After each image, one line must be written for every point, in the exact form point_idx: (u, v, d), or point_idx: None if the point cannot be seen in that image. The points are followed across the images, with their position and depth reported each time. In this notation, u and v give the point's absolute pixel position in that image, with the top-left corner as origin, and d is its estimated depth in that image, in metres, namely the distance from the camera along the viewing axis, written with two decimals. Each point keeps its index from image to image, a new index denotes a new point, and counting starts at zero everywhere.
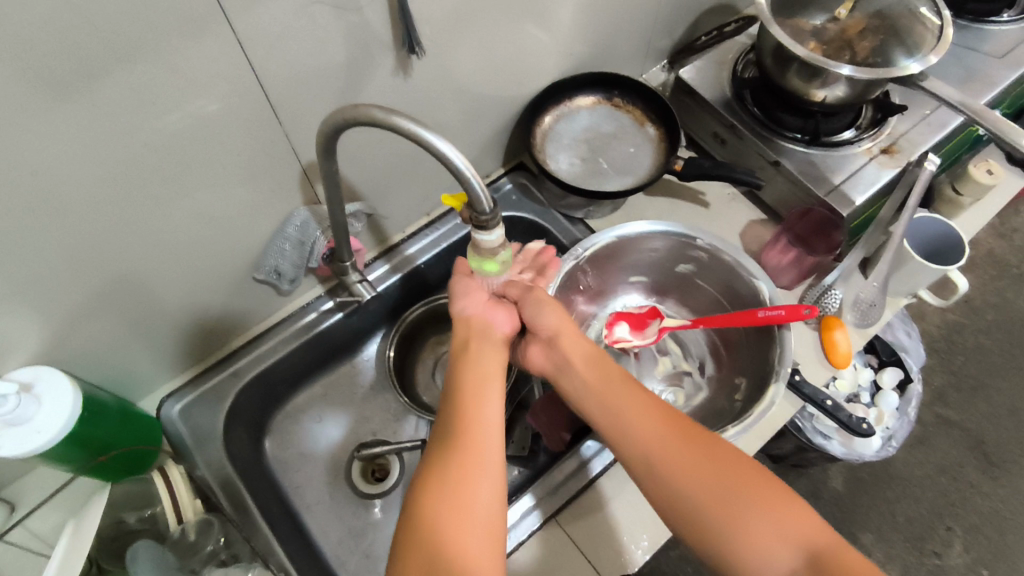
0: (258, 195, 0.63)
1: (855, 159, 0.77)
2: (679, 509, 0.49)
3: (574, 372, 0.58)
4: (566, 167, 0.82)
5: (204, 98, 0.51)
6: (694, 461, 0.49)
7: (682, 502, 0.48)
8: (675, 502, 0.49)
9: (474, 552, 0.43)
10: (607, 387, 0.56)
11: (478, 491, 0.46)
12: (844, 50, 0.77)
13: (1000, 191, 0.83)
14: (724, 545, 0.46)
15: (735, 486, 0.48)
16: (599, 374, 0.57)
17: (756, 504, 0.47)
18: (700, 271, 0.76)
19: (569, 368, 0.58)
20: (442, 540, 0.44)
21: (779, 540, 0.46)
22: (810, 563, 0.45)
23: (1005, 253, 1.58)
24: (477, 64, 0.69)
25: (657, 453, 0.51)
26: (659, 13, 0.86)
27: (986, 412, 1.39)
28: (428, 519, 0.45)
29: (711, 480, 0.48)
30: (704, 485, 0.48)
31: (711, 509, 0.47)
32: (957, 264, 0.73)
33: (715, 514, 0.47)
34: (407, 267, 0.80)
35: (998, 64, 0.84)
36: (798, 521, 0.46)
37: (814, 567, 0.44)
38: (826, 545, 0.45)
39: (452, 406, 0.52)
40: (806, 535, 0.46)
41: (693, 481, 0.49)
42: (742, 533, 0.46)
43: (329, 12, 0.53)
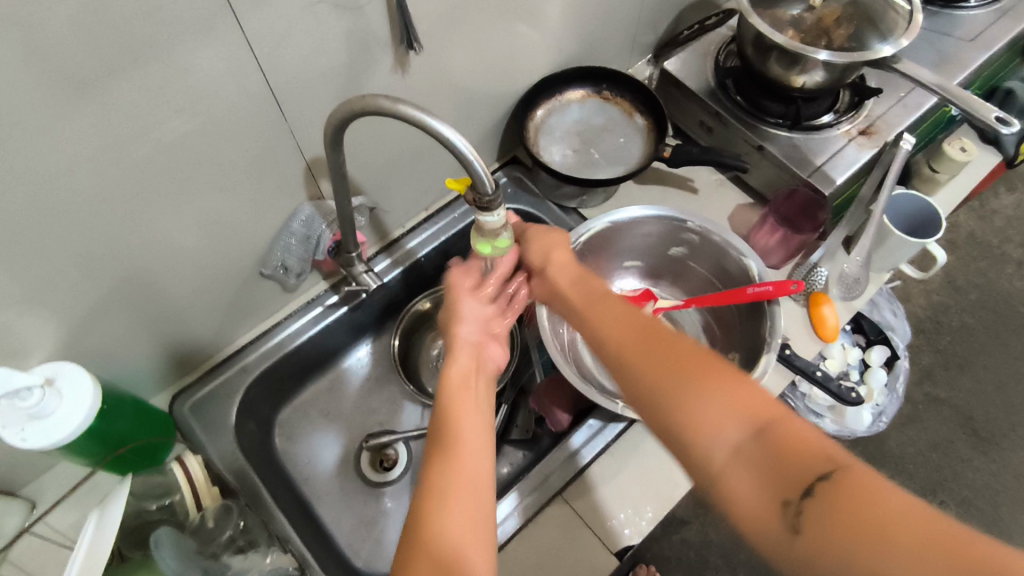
0: (265, 192, 0.65)
1: (835, 142, 0.80)
2: (635, 398, 0.47)
3: (552, 289, 0.59)
4: (559, 159, 0.84)
5: (215, 96, 0.53)
6: (645, 349, 0.48)
7: (639, 393, 0.47)
8: (632, 392, 0.47)
9: (474, 547, 0.43)
10: (579, 298, 0.56)
11: (474, 488, 0.46)
12: (821, 38, 0.81)
13: (974, 168, 0.87)
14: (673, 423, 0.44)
15: (684, 366, 0.46)
16: (577, 287, 0.57)
17: (699, 382, 0.44)
18: (692, 253, 0.79)
19: (552, 288, 0.59)
20: (445, 542, 0.43)
21: (725, 413, 0.42)
22: (755, 433, 0.41)
23: (986, 234, 1.63)
24: (471, 60, 0.72)
25: (615, 348, 0.50)
26: (643, 7, 0.89)
27: (974, 388, 1.43)
28: (431, 521, 0.44)
29: (660, 365, 0.46)
30: (652, 370, 0.47)
31: (661, 389, 0.45)
32: (934, 237, 0.77)
33: (663, 392, 0.45)
34: (408, 260, 0.83)
35: (968, 47, 0.88)
36: (746, 394, 0.43)
37: (760, 437, 0.41)
38: (772, 416, 0.42)
39: (441, 392, 0.53)
40: (752, 407, 0.42)
41: (643, 369, 0.47)
42: (688, 410, 0.43)
43: (332, 11, 0.55)
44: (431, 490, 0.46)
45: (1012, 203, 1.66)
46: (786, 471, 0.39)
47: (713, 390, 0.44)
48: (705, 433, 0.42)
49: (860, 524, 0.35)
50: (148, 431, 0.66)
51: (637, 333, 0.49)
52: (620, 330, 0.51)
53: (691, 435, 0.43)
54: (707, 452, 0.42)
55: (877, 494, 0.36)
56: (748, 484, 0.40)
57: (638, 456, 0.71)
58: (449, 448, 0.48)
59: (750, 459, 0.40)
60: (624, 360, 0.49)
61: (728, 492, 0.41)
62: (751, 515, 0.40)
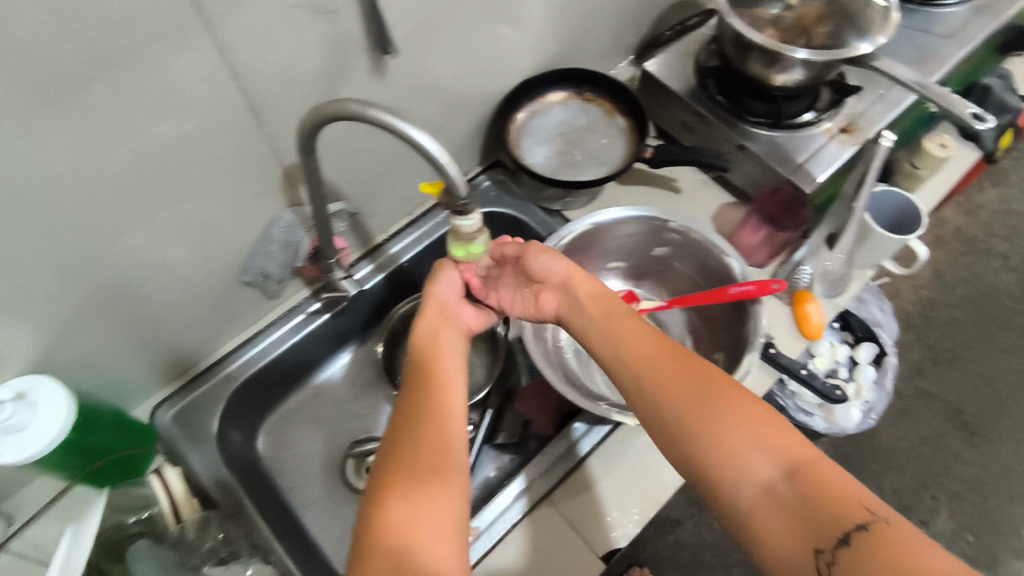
0: (243, 199, 0.64)
1: (816, 140, 0.80)
2: (667, 427, 0.48)
3: (579, 311, 0.60)
4: (542, 161, 0.84)
5: (188, 103, 0.53)
6: (678, 381, 0.49)
7: (672, 423, 0.48)
8: (664, 423, 0.49)
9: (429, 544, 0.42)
10: (607, 321, 0.57)
11: (438, 485, 0.46)
12: (800, 37, 0.81)
13: (955, 165, 0.88)
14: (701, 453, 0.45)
15: (716, 399, 0.47)
16: (602, 309, 0.59)
17: (730, 416, 0.46)
18: (675, 253, 0.79)
19: (576, 310, 0.60)
20: (398, 539, 0.43)
21: (762, 452, 0.44)
22: (788, 474, 0.42)
23: (972, 229, 1.63)
24: (450, 63, 0.71)
25: (646, 376, 0.51)
26: (624, 8, 0.89)
27: (963, 382, 1.43)
28: (385, 517, 0.44)
29: (692, 398, 0.48)
30: (684, 403, 0.48)
31: (692, 421, 0.47)
32: (916, 234, 0.77)
33: (695, 424, 0.47)
34: (392, 266, 0.82)
35: (947, 43, 0.88)
36: (780, 435, 0.44)
37: (792, 478, 0.42)
38: (807, 458, 0.43)
39: (422, 382, 0.53)
40: (786, 447, 0.43)
41: (678, 400, 0.48)
42: (719, 442, 0.45)
43: (305, 17, 0.55)
44: (396, 487, 0.45)
45: (997, 198, 1.67)
46: (819, 514, 0.40)
47: (744, 423, 0.45)
48: (741, 470, 0.43)
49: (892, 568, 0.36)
50: (127, 443, 0.66)
51: (669, 362, 0.51)
52: (650, 358, 0.52)
53: (725, 470, 0.44)
54: (738, 490, 0.43)
55: (911, 547, 0.37)
56: (779, 524, 0.41)
57: (625, 458, 0.70)
58: (420, 446, 0.48)
59: (782, 498, 0.41)
60: (658, 389, 0.50)
61: (757, 530, 0.42)
62: (778, 552, 0.40)
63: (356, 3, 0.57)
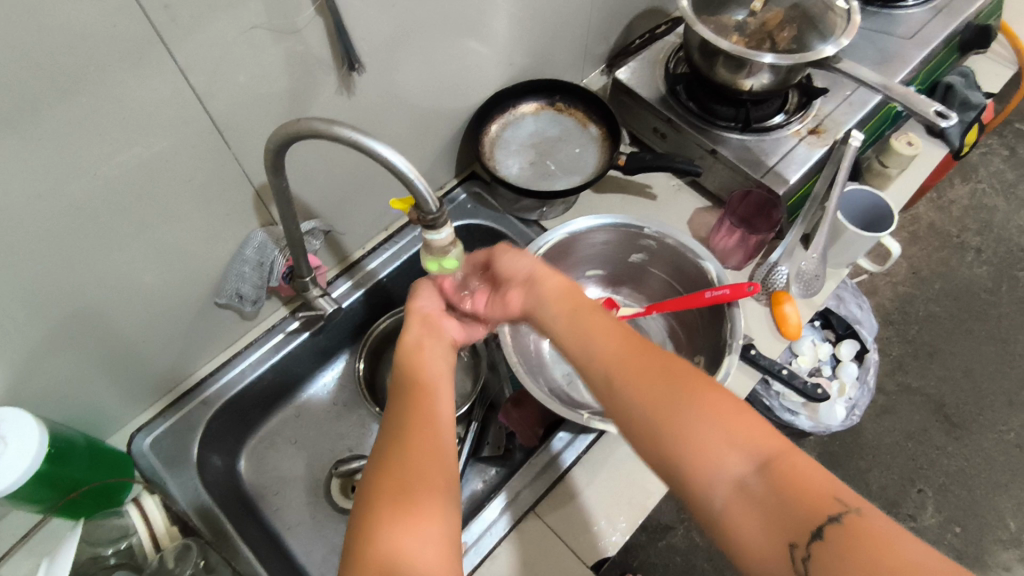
0: (213, 221, 0.64)
1: (786, 142, 0.81)
2: (636, 424, 0.48)
3: (542, 306, 0.57)
4: (516, 172, 0.84)
5: (152, 127, 0.52)
6: (645, 375, 0.49)
7: (642, 422, 0.47)
8: (636, 419, 0.48)
9: (418, 558, 0.41)
10: (570, 315, 0.55)
11: (426, 495, 0.44)
12: (765, 41, 0.82)
13: (923, 162, 0.89)
14: (671, 449, 0.45)
15: (683, 393, 0.47)
16: (569, 306, 0.56)
17: (701, 409, 0.45)
18: (651, 259, 0.79)
19: (545, 306, 0.57)
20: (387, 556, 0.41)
21: (733, 447, 0.43)
22: (761, 468, 0.42)
23: (945, 224, 1.66)
24: (420, 77, 0.72)
25: (615, 372, 0.50)
26: (592, 18, 0.90)
27: (943, 375, 1.45)
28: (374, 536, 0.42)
29: (658, 393, 0.47)
30: (650, 397, 0.47)
31: (660, 416, 0.46)
32: (887, 231, 0.78)
33: (663, 420, 0.46)
34: (369, 282, 0.81)
35: (908, 44, 0.90)
36: (749, 428, 0.44)
37: (765, 471, 0.42)
38: (778, 451, 0.43)
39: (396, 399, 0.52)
40: (757, 442, 0.43)
41: (647, 398, 0.47)
42: (691, 440, 0.44)
43: (269, 35, 0.54)
44: (377, 507, 0.43)
45: (967, 193, 1.71)
46: (793, 509, 0.40)
47: (716, 415, 0.45)
48: (714, 468, 0.43)
49: (862, 559, 0.36)
50: (101, 472, 0.64)
51: (638, 359, 0.50)
52: (619, 354, 0.51)
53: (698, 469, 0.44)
54: (712, 488, 0.43)
55: (882, 539, 0.37)
56: (753, 521, 0.41)
57: (609, 465, 0.70)
58: (395, 460, 0.46)
59: (756, 495, 0.41)
60: (627, 387, 0.49)
61: (732, 527, 0.42)
62: (754, 549, 0.41)
63: (320, 20, 0.57)
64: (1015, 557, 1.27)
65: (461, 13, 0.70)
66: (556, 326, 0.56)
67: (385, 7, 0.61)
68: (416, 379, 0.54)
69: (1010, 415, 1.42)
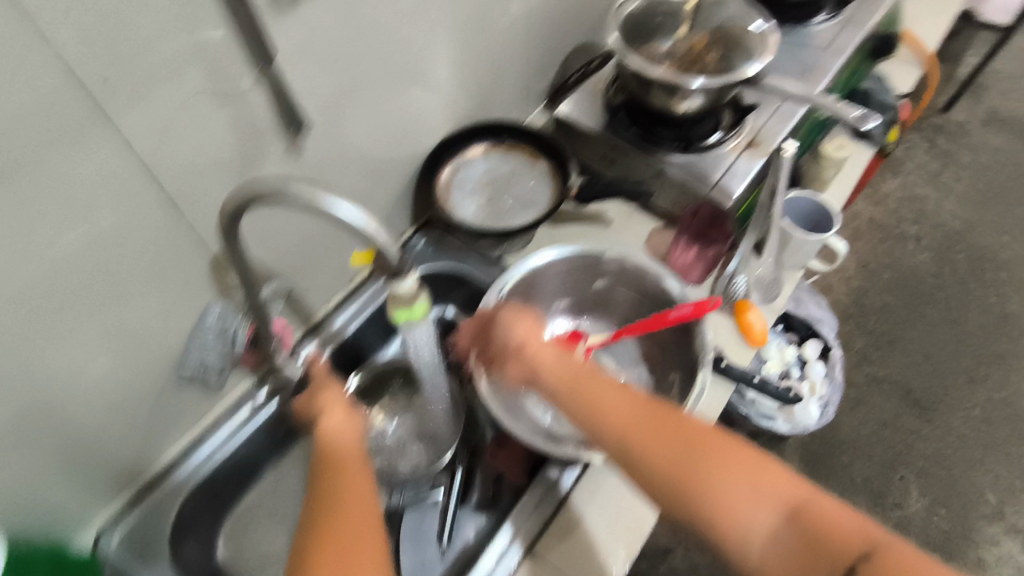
0: (169, 295, 0.62)
1: (727, 157, 0.85)
2: (662, 490, 0.50)
3: (541, 376, 0.59)
4: (472, 214, 0.85)
5: (97, 206, 0.51)
6: (662, 439, 0.51)
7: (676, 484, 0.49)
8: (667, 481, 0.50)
9: None
10: (576, 383, 0.57)
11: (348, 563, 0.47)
12: (696, 63, 0.85)
13: (856, 163, 0.94)
14: (705, 511, 0.48)
15: (704, 454, 0.50)
16: (568, 374, 0.58)
17: (723, 469, 0.49)
18: (617, 281, 0.80)
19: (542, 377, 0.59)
20: None
21: (763, 501, 0.47)
22: (789, 518, 0.47)
23: (884, 217, 1.75)
24: (367, 129, 0.72)
25: (632, 441, 0.52)
26: (528, 58, 0.93)
27: (906, 361, 1.50)
28: None
29: (679, 456, 0.50)
30: (673, 463, 0.50)
31: (687, 480, 0.49)
32: (831, 230, 0.82)
33: (691, 484, 0.49)
34: (337, 340, 0.80)
35: (825, 55, 0.96)
36: (771, 479, 0.48)
37: (794, 519, 0.46)
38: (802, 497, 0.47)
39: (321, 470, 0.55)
40: (782, 494, 0.48)
41: (671, 460, 0.50)
42: (722, 496, 0.48)
43: (211, 103, 0.54)
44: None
45: (900, 187, 1.80)
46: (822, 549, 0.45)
47: (737, 472, 0.49)
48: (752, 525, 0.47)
49: None
50: None
51: (650, 422, 0.53)
52: (635, 422, 0.53)
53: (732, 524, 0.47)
54: (751, 545, 0.46)
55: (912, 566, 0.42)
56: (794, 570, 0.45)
57: (601, 494, 0.69)
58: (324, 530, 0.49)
59: (787, 546, 0.46)
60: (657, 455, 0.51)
61: None
62: None
63: (263, 84, 0.58)
64: (1001, 529, 1.30)
65: (400, 63, 0.71)
66: (560, 396, 0.57)
67: (324, 64, 0.62)
68: (338, 462, 0.55)
69: (973, 391, 1.47)
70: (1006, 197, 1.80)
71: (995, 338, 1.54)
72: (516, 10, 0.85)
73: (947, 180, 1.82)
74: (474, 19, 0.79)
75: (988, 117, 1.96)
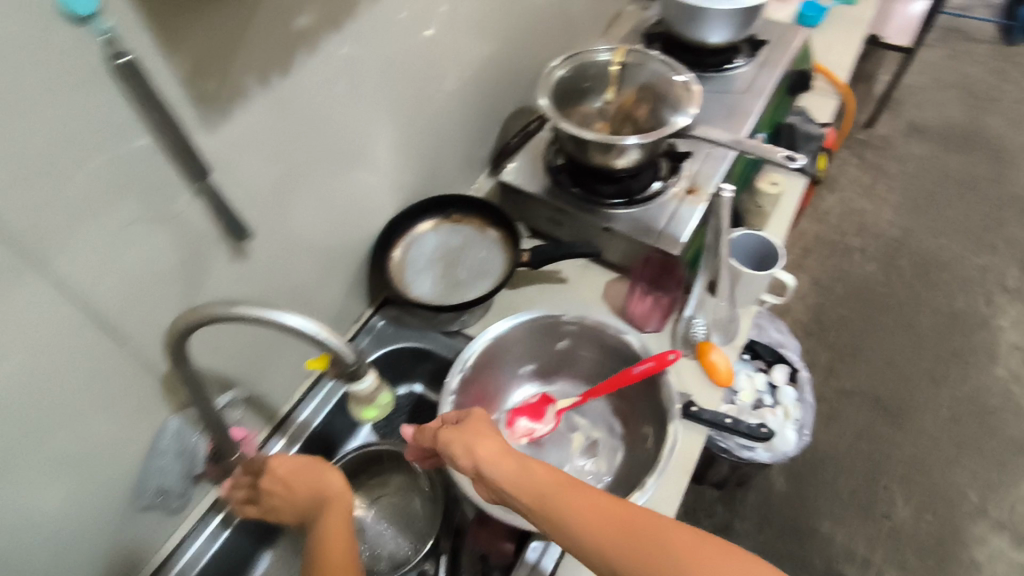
0: (120, 420, 0.59)
1: (668, 205, 0.88)
2: None
3: (507, 492, 0.56)
4: (429, 289, 0.85)
5: (34, 346, 0.49)
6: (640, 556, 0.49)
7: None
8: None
9: None
10: (541, 497, 0.54)
11: None
12: (626, 121, 0.90)
13: (790, 195, 0.99)
14: None
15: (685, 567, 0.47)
16: (529, 489, 0.55)
17: None
18: (577, 342, 0.81)
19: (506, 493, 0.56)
20: None
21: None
22: None
23: (828, 233, 1.82)
24: (313, 221, 0.73)
25: (611, 560, 0.49)
26: (467, 131, 0.96)
27: (871, 371, 1.54)
28: None
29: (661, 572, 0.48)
30: None
31: None
32: (778, 264, 0.85)
33: None
34: (304, 433, 0.78)
35: (747, 98, 1.02)
36: None
37: None
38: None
39: None
40: None
41: None
42: None
43: (148, 224, 0.54)
44: None
45: (838, 203, 1.89)
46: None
47: None
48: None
49: None
50: None
51: (626, 538, 0.50)
52: (610, 541, 0.50)
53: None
54: None
55: None
56: None
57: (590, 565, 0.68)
58: None
59: None
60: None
61: None
62: None
63: (200, 196, 0.58)
64: (989, 528, 1.31)
65: (339, 153, 0.73)
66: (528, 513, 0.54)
67: (265, 160, 0.63)
68: None
69: (939, 392, 1.50)
70: (937, 202, 1.90)
71: (949, 338, 1.60)
72: (448, 87, 0.87)
73: (880, 192, 1.92)
74: (409, 99, 0.81)
75: (908, 129, 2.09)
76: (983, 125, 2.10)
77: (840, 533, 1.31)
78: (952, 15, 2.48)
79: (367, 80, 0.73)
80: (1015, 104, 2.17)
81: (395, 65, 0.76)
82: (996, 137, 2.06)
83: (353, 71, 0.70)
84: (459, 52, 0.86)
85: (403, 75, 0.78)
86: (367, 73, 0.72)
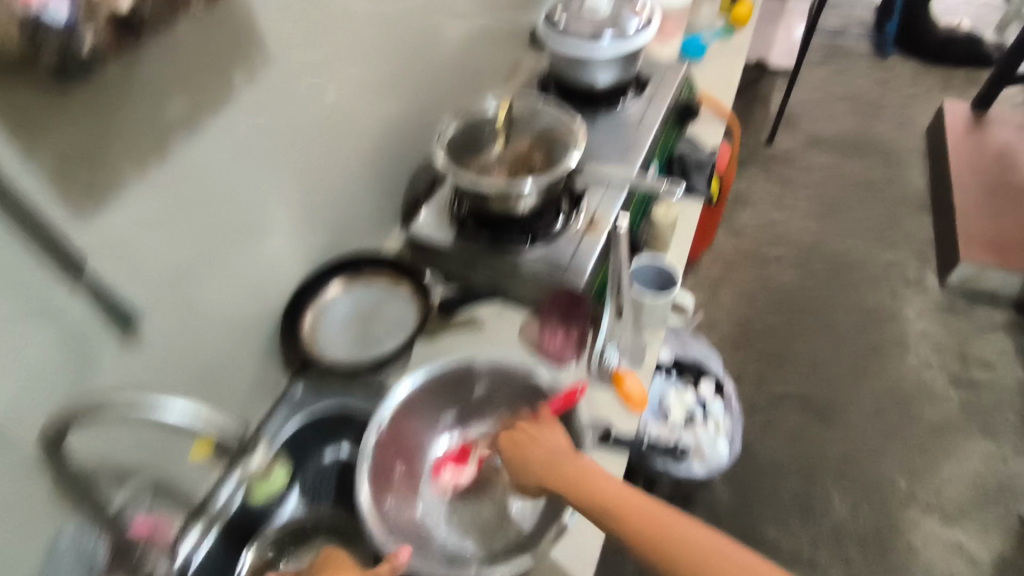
0: (10, 534, 0.57)
1: (571, 242, 0.91)
2: None
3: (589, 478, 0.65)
4: (343, 350, 0.85)
5: None
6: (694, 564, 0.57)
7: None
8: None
9: None
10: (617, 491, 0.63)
11: None
12: (525, 168, 0.94)
13: (687, 221, 1.05)
14: None
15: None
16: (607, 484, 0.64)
17: None
18: (492, 387, 0.81)
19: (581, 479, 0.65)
20: None
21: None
22: None
23: (746, 245, 1.90)
24: (214, 298, 0.72)
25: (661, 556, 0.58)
26: (372, 188, 0.98)
27: (798, 374, 1.61)
28: None
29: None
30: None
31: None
32: (676, 287, 0.89)
33: None
34: (222, 519, 0.74)
35: (638, 133, 1.08)
36: None
37: None
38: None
39: None
40: None
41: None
42: None
43: (22, 329, 0.53)
44: None
45: (752, 217, 1.98)
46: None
47: None
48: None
49: None
50: None
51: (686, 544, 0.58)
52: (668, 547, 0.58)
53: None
54: None
55: None
56: None
57: None
58: None
59: None
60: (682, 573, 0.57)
61: None
62: None
63: (80, 293, 0.57)
64: (922, 512, 1.37)
65: (235, 228, 0.73)
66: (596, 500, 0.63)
67: (165, 244, 0.64)
68: None
69: (862, 387, 1.58)
70: (841, 207, 2.01)
71: (865, 334, 1.68)
72: (347, 151, 0.89)
73: (790, 202, 2.02)
74: (314, 170, 0.83)
75: (807, 141, 2.23)
76: (872, 132, 2.27)
77: (785, 537, 1.34)
78: (833, 35, 2.69)
79: (269, 157, 0.75)
80: (897, 110, 2.35)
81: (295, 139, 0.78)
82: (885, 142, 2.23)
83: (251, 150, 0.72)
84: (356, 117, 0.88)
85: (304, 148, 0.80)
86: (265, 150, 0.74)
